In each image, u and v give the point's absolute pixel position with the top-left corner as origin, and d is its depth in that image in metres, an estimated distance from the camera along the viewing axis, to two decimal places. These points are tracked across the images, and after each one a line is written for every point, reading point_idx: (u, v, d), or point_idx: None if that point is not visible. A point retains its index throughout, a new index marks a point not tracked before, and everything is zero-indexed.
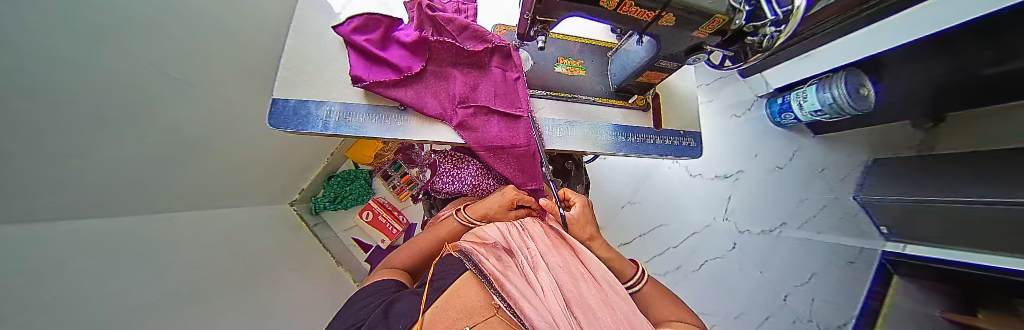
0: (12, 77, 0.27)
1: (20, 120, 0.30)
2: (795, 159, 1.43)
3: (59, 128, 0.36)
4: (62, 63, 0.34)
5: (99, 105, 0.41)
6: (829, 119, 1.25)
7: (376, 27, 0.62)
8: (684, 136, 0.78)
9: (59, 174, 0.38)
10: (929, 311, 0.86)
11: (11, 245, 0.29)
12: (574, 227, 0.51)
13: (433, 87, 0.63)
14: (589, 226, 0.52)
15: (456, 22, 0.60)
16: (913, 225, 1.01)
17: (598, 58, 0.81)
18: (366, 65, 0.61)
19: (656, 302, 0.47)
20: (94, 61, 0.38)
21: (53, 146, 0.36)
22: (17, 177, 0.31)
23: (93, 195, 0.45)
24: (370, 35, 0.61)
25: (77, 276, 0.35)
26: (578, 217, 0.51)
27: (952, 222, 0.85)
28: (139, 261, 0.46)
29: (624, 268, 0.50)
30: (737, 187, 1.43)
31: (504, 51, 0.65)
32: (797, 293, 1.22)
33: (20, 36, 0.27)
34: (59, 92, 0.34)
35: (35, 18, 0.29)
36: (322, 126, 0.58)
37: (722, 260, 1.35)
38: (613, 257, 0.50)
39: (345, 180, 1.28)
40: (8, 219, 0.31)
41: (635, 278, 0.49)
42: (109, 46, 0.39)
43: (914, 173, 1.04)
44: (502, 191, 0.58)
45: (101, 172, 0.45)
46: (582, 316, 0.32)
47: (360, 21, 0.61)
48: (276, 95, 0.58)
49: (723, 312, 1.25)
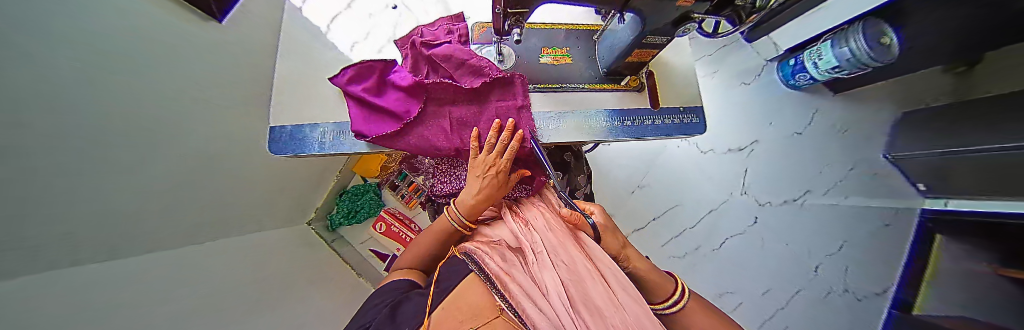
0: (36, 136, 0.31)
1: (40, 171, 0.32)
2: (816, 121, 1.36)
3: (84, 177, 0.40)
4: (78, 116, 0.37)
5: (106, 151, 0.43)
6: (849, 75, 1.16)
7: (371, 73, 0.59)
8: (685, 112, 0.74)
9: (79, 219, 0.40)
10: (981, 270, 0.75)
11: (43, 292, 0.32)
12: (604, 234, 0.48)
13: (435, 129, 0.58)
14: (618, 234, 0.49)
15: (452, 59, 0.55)
16: (946, 177, 0.91)
17: (585, 44, 0.79)
18: (364, 116, 0.58)
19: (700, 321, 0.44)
20: (108, 110, 0.42)
21: (85, 195, 0.40)
22: (51, 225, 0.35)
23: (114, 235, 0.47)
24: (366, 83, 0.58)
25: (106, 313, 0.38)
26: (605, 225, 0.49)
27: (965, 172, 0.83)
28: (162, 293, 0.49)
29: (664, 284, 0.45)
30: (752, 159, 1.37)
31: (504, 80, 0.58)
32: (829, 262, 1.16)
33: (37, 101, 0.31)
34: (80, 145, 0.38)
35: (41, 84, 0.31)
36: (318, 147, 0.59)
37: (744, 236, 1.30)
38: (648, 270, 0.47)
39: (355, 195, 1.32)
40: (32, 271, 0.33)
41: (679, 296, 0.44)
42: (117, 94, 0.43)
43: (942, 124, 0.97)
44: (484, 175, 0.53)
45: (130, 213, 0.50)
46: (586, 313, 0.36)
47: (354, 71, 0.59)
48: (272, 124, 0.60)
49: (748, 290, 1.23)
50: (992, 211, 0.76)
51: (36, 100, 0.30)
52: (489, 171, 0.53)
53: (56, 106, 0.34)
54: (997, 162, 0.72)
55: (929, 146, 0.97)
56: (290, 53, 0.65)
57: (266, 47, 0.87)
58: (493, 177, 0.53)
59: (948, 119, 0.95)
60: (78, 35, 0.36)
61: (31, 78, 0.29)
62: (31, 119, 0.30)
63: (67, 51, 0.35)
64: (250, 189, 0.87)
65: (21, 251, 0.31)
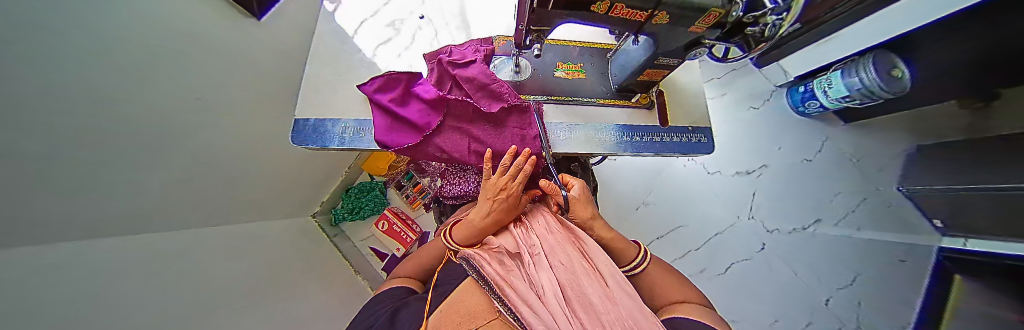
0: (41, 116, 0.31)
1: (42, 150, 0.33)
2: (824, 150, 1.34)
3: (87, 159, 0.40)
4: (89, 101, 0.38)
5: (117, 132, 0.44)
6: (861, 105, 1.16)
7: (397, 85, 0.60)
8: (693, 132, 0.75)
9: (89, 199, 0.42)
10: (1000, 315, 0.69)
11: (37, 271, 0.32)
12: (576, 206, 0.52)
13: (452, 143, 0.59)
14: (590, 206, 0.53)
15: (475, 82, 0.58)
16: (967, 215, 0.87)
17: (598, 60, 0.81)
18: (388, 126, 0.59)
19: (663, 281, 0.50)
20: (122, 94, 0.43)
21: (86, 175, 0.41)
22: (47, 205, 0.35)
23: (127, 216, 0.49)
24: (392, 94, 0.59)
25: (97, 296, 0.38)
26: (578, 197, 0.52)
27: (987, 209, 0.79)
28: (156, 279, 0.49)
29: (626, 250, 0.51)
30: (761, 183, 1.35)
31: (521, 107, 0.62)
32: (840, 296, 1.10)
33: (46, 84, 0.31)
34: (87, 127, 0.39)
35: (56, 67, 0.32)
36: (338, 141, 0.61)
37: (751, 262, 1.26)
38: (613, 237, 0.52)
39: (362, 191, 1.35)
40: (27, 245, 0.33)
41: (639, 259, 0.51)
42: (134, 81, 0.44)
43: (963, 161, 0.92)
44: (490, 197, 0.51)
45: (136, 197, 0.51)
46: (582, 310, 0.35)
47: (382, 81, 0.60)
48: (297, 116, 0.63)
49: (755, 319, 1.17)
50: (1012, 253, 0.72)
51: (44, 82, 0.31)
52: (499, 193, 0.51)
53: (68, 88, 0.34)
54: None
55: (947, 181, 0.93)
56: (318, 58, 0.70)
57: (295, 47, 0.93)
58: (504, 201, 0.51)
59: (966, 155, 0.93)
60: (99, 22, 0.37)
61: (43, 60, 0.30)
62: (38, 99, 0.31)
63: (85, 32, 0.35)
64: (257, 180, 0.89)
65: (17, 218, 0.31)
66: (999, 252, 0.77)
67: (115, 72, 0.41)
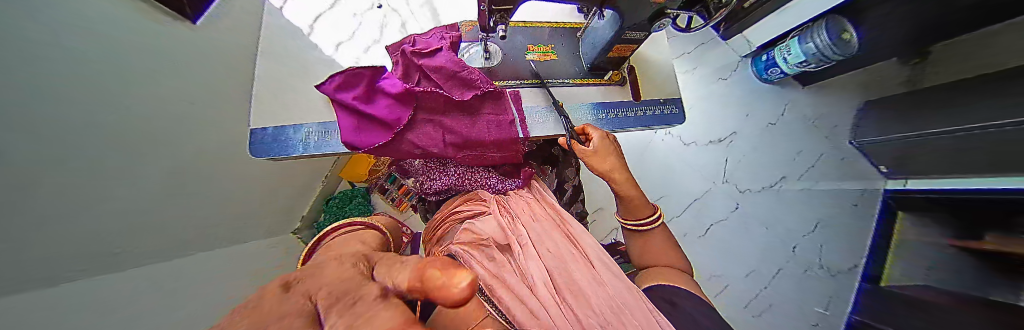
0: None
1: None
2: (787, 113, 1.43)
3: (1, 198, 0.35)
4: None
5: (54, 165, 0.39)
6: (817, 68, 1.24)
7: (359, 81, 0.56)
8: (665, 104, 0.78)
9: (64, 221, 0.43)
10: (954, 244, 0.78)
11: None
12: (592, 159, 0.61)
13: (427, 137, 0.58)
14: (610, 157, 0.62)
15: (443, 71, 0.55)
16: (908, 162, 0.97)
17: (569, 40, 0.81)
18: (356, 126, 0.55)
19: (657, 243, 0.62)
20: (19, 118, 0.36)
21: (9, 216, 0.36)
22: None
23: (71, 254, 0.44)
24: (356, 92, 0.55)
25: None
26: (599, 147, 0.61)
27: (929, 156, 0.87)
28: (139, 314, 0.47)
29: (643, 208, 0.63)
30: (732, 149, 1.45)
31: (495, 94, 0.61)
32: (805, 242, 1.19)
33: None
34: None
35: None
36: (302, 148, 0.58)
37: (727, 222, 1.37)
38: (636, 194, 0.62)
39: (344, 200, 1.31)
40: None
41: (653, 216, 0.62)
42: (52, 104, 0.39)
43: (898, 113, 1.03)
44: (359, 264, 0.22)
45: (73, 235, 0.45)
46: (571, 297, 0.41)
47: (342, 78, 0.55)
48: (253, 126, 0.58)
49: (733, 273, 1.30)
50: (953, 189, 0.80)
51: None
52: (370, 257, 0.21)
53: None
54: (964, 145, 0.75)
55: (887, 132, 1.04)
56: (271, 59, 0.64)
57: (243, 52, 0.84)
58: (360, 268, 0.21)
59: (904, 103, 1.04)
60: None
61: None
62: None
63: None
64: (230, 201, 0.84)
65: None
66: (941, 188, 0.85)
67: None
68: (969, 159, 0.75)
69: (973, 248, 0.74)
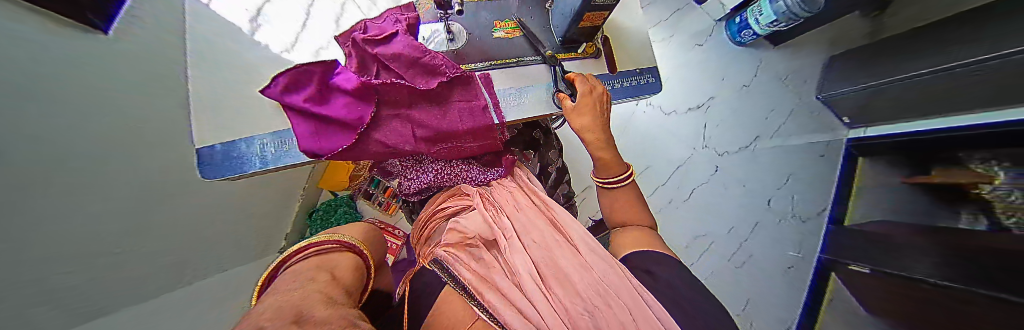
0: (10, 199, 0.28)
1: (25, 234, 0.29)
2: (761, 74, 1.46)
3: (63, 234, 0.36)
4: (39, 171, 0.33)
5: (74, 201, 0.38)
6: (786, 27, 1.27)
7: (309, 80, 0.50)
8: (642, 73, 0.77)
9: (99, 255, 0.42)
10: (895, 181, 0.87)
11: None
12: (570, 115, 0.61)
13: (396, 134, 0.54)
14: (586, 118, 0.60)
15: (402, 58, 0.51)
16: (863, 112, 1.05)
17: (538, 14, 0.77)
18: (315, 131, 0.49)
19: (625, 204, 0.62)
20: (60, 156, 0.36)
21: (66, 253, 0.36)
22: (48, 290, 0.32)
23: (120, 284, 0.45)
24: (308, 92, 0.49)
25: None
26: (578, 103, 0.60)
27: (886, 103, 0.94)
28: None
29: (616, 168, 0.62)
30: (710, 115, 1.50)
31: (462, 79, 0.58)
32: (779, 195, 1.27)
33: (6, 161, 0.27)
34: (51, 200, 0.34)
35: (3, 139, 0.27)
36: (260, 163, 0.53)
37: (709, 185, 1.44)
38: (607, 156, 0.62)
39: (328, 212, 1.25)
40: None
41: (626, 174, 0.62)
42: (65, 138, 0.37)
43: (858, 66, 1.10)
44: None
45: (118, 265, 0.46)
46: (558, 284, 0.42)
47: (288, 78, 0.48)
48: (198, 145, 0.52)
49: (716, 231, 1.38)
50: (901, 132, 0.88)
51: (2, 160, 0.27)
52: None
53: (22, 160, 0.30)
54: (932, 87, 0.79)
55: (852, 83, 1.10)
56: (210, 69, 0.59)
57: None
58: None
59: (866, 53, 1.10)
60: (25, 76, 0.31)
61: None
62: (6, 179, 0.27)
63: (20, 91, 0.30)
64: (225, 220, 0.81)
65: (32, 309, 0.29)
66: (887, 134, 0.94)
67: (52, 131, 0.35)
68: (930, 101, 0.80)
69: (922, 183, 0.81)
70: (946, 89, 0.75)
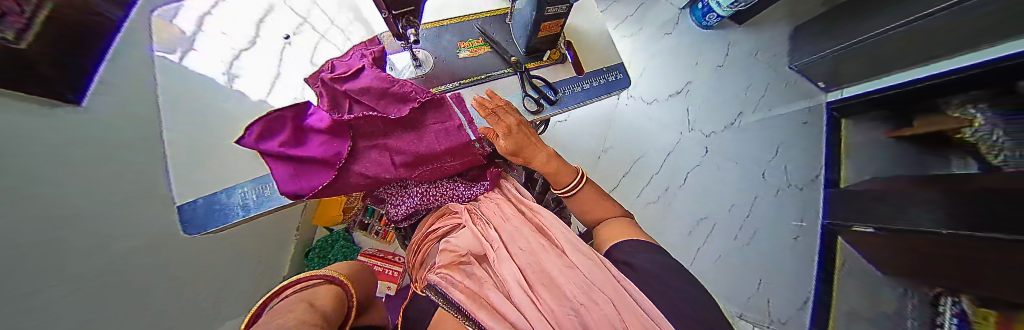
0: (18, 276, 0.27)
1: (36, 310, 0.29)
2: (732, 52, 1.51)
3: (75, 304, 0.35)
4: (44, 245, 0.32)
5: (78, 272, 0.37)
6: (745, 6, 1.33)
7: (282, 125, 0.51)
8: (609, 71, 0.81)
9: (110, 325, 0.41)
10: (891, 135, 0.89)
11: None
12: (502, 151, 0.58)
13: (375, 164, 0.54)
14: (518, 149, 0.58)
15: (371, 90, 0.52)
16: (841, 71, 1.10)
17: (500, 29, 0.80)
18: (293, 173, 0.50)
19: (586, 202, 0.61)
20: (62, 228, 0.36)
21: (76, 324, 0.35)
22: None
23: None
24: (282, 137, 0.50)
25: None
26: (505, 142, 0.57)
27: (866, 59, 0.98)
28: None
29: (561, 178, 0.61)
30: (692, 98, 1.52)
31: (435, 101, 0.59)
32: (773, 168, 1.30)
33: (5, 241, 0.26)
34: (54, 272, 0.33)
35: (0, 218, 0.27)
36: (242, 211, 0.57)
37: (702, 166, 1.43)
38: (556, 166, 0.60)
39: (323, 248, 1.26)
40: None
41: (573, 183, 0.60)
42: (67, 209, 0.37)
43: (826, 29, 1.17)
44: None
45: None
46: (545, 289, 0.40)
47: (261, 126, 0.49)
48: (178, 204, 0.56)
49: (717, 212, 1.35)
50: (885, 87, 0.91)
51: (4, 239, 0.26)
52: None
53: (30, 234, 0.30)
54: (915, 35, 0.80)
55: (822, 49, 1.17)
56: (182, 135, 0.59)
57: None
58: None
59: (833, 17, 1.16)
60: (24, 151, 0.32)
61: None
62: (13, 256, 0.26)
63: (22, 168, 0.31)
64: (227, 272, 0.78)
65: None
66: (868, 90, 0.97)
67: (56, 203, 0.35)
68: (920, 48, 0.81)
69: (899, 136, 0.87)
70: (930, 35, 0.77)
